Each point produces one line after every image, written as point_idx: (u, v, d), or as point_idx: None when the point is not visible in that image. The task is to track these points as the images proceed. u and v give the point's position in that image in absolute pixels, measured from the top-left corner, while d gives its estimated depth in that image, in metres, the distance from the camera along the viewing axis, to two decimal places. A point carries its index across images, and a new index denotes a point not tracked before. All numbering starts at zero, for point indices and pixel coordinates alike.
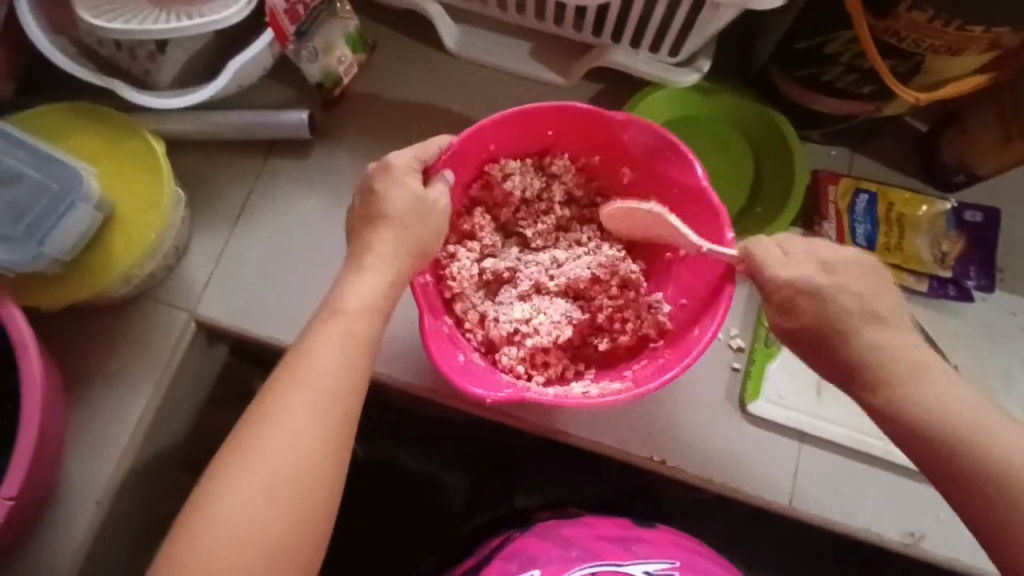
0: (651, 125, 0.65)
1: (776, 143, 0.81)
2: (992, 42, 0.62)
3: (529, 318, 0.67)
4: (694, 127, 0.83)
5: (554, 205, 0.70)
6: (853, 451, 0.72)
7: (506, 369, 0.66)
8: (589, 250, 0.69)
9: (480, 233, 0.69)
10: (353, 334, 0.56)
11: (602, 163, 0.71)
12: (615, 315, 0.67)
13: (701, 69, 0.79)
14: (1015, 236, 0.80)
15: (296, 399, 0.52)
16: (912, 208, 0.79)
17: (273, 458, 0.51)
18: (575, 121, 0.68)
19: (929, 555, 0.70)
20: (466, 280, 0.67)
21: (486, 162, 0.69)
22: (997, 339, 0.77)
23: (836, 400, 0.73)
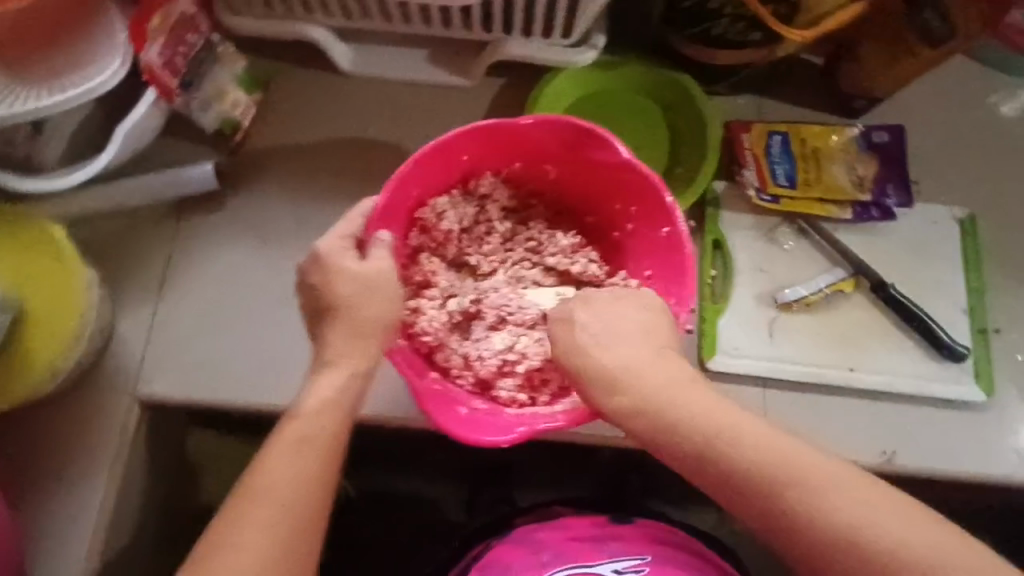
0: (560, 118, 0.63)
1: (684, 101, 0.82)
2: None
3: (512, 346, 0.65)
4: (603, 101, 0.83)
5: (494, 223, 0.70)
6: (815, 385, 0.74)
7: (508, 402, 0.64)
8: (549, 254, 0.70)
9: (435, 278, 0.68)
10: (335, 397, 0.56)
11: (525, 168, 0.69)
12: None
13: (597, 44, 0.78)
14: (922, 147, 0.82)
15: (281, 470, 0.53)
16: (824, 139, 0.81)
17: (258, 532, 0.51)
18: (486, 139, 0.66)
19: (903, 469, 0.71)
20: (439, 329, 0.66)
21: (415, 209, 0.67)
22: (927, 251, 0.78)
23: (788, 339, 0.74)
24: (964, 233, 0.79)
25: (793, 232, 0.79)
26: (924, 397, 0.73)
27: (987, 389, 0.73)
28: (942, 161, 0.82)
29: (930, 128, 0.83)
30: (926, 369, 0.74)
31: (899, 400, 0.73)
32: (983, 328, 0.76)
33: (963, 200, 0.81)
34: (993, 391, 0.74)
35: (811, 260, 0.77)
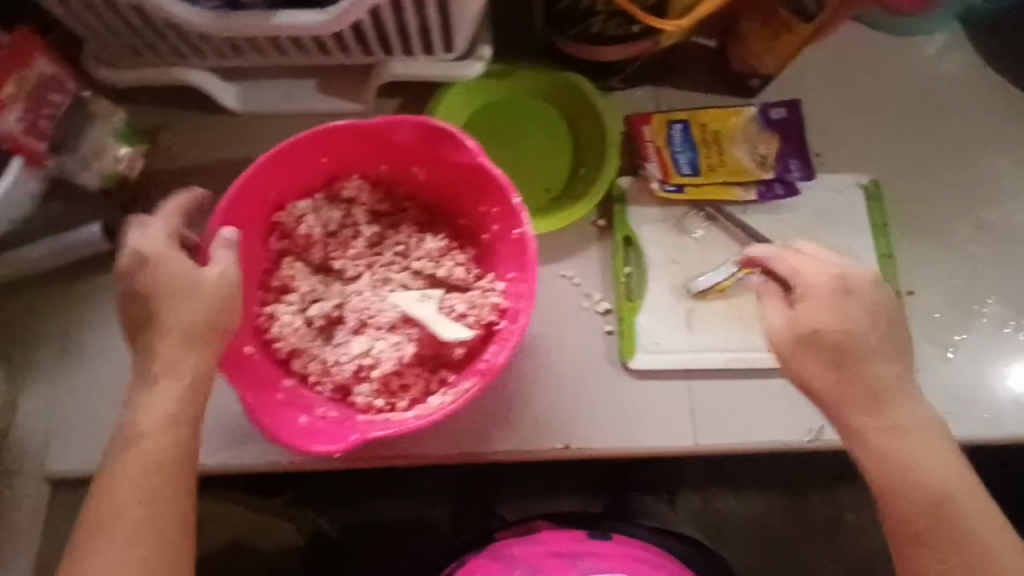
0: (411, 120, 0.64)
1: (579, 100, 0.81)
2: None
3: (368, 351, 0.66)
4: (499, 108, 0.82)
5: (360, 227, 0.70)
6: (738, 371, 0.73)
7: (364, 407, 0.65)
8: (414, 256, 0.70)
9: (294, 282, 0.68)
10: (171, 384, 0.55)
11: (392, 170, 0.70)
12: (453, 314, 0.67)
13: (483, 56, 0.78)
14: (818, 119, 0.83)
15: (133, 469, 0.53)
16: (723, 121, 0.81)
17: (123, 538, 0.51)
18: (343, 144, 0.67)
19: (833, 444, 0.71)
20: (292, 335, 0.66)
21: (274, 212, 0.68)
22: (833, 222, 0.78)
23: (707, 328, 0.74)
24: (869, 198, 0.79)
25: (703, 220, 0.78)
26: None
27: None
28: (839, 130, 0.82)
29: (823, 99, 0.83)
30: None
31: None
32: (898, 290, 0.76)
33: (866, 165, 0.81)
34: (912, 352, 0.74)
35: (721, 245, 0.77)
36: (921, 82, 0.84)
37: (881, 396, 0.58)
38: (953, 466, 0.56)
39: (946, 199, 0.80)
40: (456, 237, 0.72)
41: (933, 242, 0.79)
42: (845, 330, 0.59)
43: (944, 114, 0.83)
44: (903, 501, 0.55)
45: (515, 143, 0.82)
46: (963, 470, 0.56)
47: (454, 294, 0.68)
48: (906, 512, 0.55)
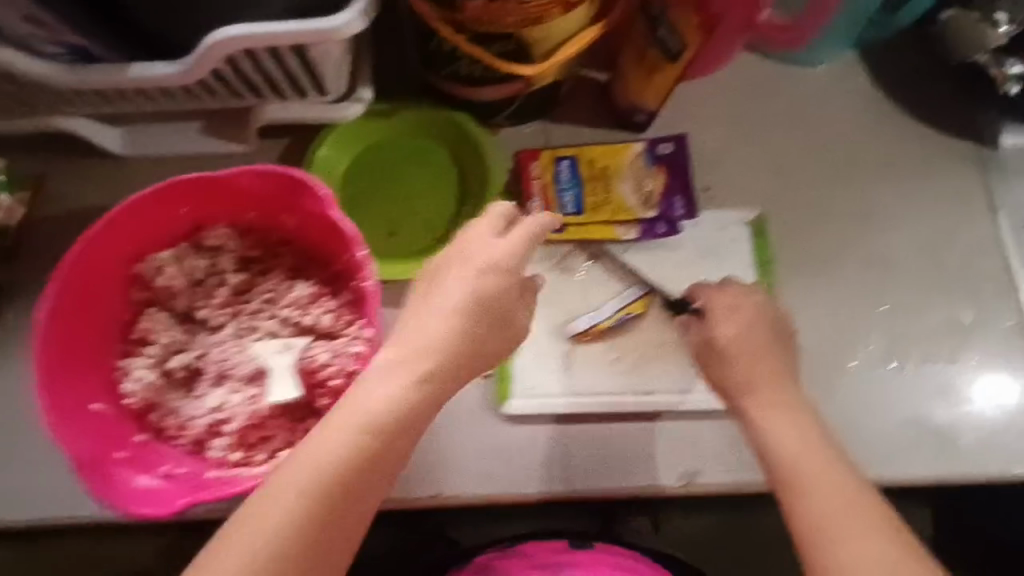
0: (260, 168, 0.64)
1: (466, 140, 0.81)
2: (561, 3, 0.61)
3: (222, 404, 0.66)
4: (387, 146, 0.82)
5: (226, 275, 0.70)
6: (614, 414, 0.73)
7: (219, 461, 0.65)
8: (281, 304, 0.70)
9: (153, 334, 0.68)
10: (423, 389, 0.56)
11: (260, 218, 0.70)
12: (314, 364, 0.67)
13: (363, 97, 0.77)
14: (704, 154, 0.83)
15: (331, 454, 0.52)
16: (611, 157, 0.80)
17: (278, 521, 0.49)
18: (198, 194, 0.67)
19: (708, 488, 0.71)
20: (144, 391, 0.66)
21: (134, 264, 0.68)
22: (715, 260, 0.78)
23: (583, 371, 0.74)
24: (752, 234, 0.79)
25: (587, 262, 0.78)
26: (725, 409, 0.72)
27: None
28: (725, 167, 0.82)
29: (710, 135, 0.83)
30: None
31: (702, 418, 0.72)
32: None
33: (751, 200, 0.81)
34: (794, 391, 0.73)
35: (602, 284, 0.76)
36: (806, 114, 0.84)
37: (766, 400, 0.65)
38: (818, 447, 0.62)
39: (830, 232, 0.80)
40: (325, 284, 0.71)
41: (815, 277, 0.79)
42: (742, 339, 0.68)
43: (829, 146, 0.83)
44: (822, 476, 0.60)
45: (402, 182, 0.82)
46: (828, 447, 0.62)
47: (317, 342, 0.68)
48: (786, 484, 0.60)
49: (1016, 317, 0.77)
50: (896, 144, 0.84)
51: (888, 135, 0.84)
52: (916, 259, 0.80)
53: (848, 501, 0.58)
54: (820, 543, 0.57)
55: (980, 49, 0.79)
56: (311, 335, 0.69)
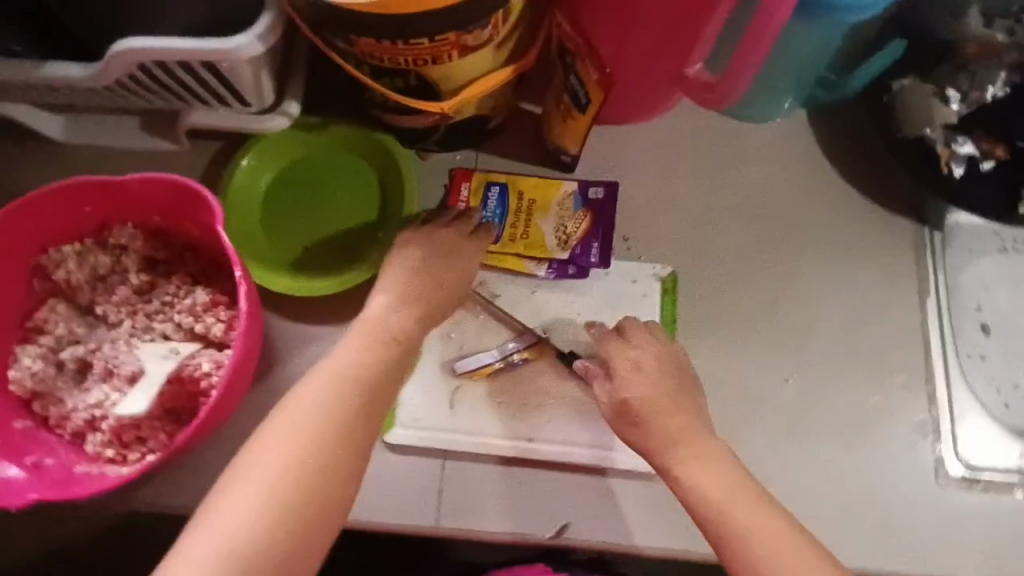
0: (157, 176, 0.66)
1: (390, 161, 0.81)
2: (458, 47, 0.60)
3: (102, 401, 0.68)
4: (311, 159, 0.81)
5: (128, 273, 0.72)
6: (494, 457, 0.72)
7: (95, 455, 0.68)
8: (176, 309, 0.71)
9: (49, 325, 0.70)
10: (382, 358, 0.64)
11: (165, 222, 0.72)
12: (196, 373, 0.68)
13: (288, 111, 0.78)
14: (630, 201, 0.81)
15: (310, 416, 0.59)
16: (543, 192, 0.79)
17: (231, 538, 0.54)
18: (101, 194, 0.69)
19: (576, 543, 0.70)
20: (30, 380, 0.68)
21: (38, 254, 0.70)
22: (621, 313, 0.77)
23: (469, 410, 0.73)
24: (663, 292, 0.77)
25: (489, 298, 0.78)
26: (602, 466, 0.72)
27: None
28: (649, 218, 0.80)
29: (640, 183, 0.81)
30: (604, 435, 0.73)
31: (581, 472, 0.72)
32: None
33: (669, 256, 0.79)
34: None
35: (500, 325, 0.76)
36: (744, 173, 0.81)
37: (686, 446, 0.65)
38: (746, 489, 0.62)
39: (750, 300, 0.77)
40: (222, 294, 0.71)
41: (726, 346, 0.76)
42: (653, 394, 0.67)
43: (762, 209, 0.80)
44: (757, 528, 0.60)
45: (324, 197, 0.81)
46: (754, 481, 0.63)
47: (205, 351, 0.69)
48: (728, 535, 0.61)
49: (926, 411, 0.75)
50: (836, 215, 0.80)
51: (827, 204, 0.80)
52: (835, 338, 0.76)
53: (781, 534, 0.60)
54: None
55: (929, 123, 0.76)
56: (200, 343, 0.70)
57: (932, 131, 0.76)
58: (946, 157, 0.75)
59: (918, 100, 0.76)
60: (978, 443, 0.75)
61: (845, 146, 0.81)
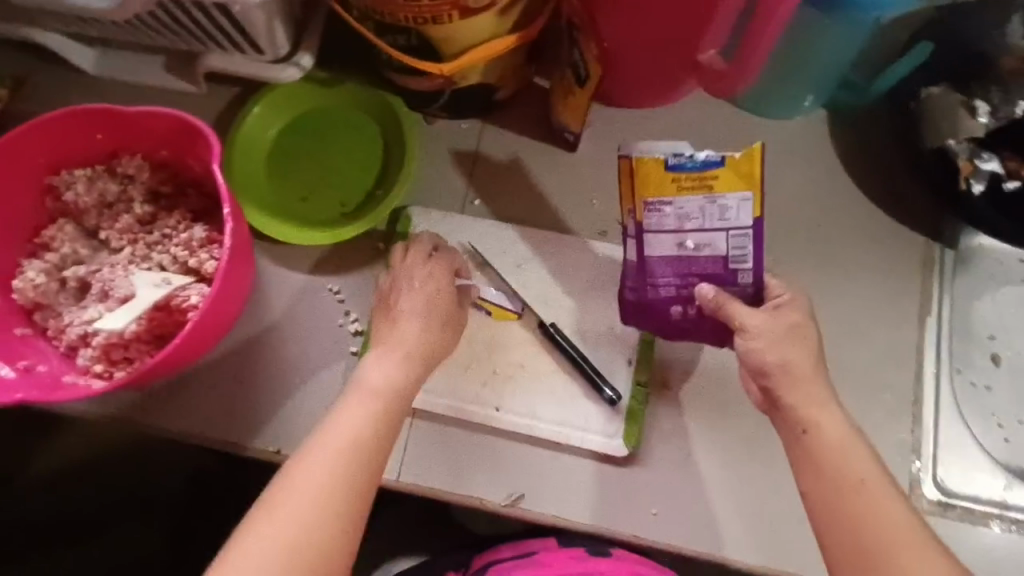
0: (164, 109, 0.70)
1: (396, 122, 0.82)
2: (458, 8, 0.61)
3: (94, 319, 0.71)
4: (321, 115, 0.84)
5: (133, 203, 0.75)
6: (460, 421, 0.73)
7: (85, 369, 0.71)
8: (173, 243, 0.73)
9: (57, 242, 0.74)
10: (373, 413, 0.63)
11: (172, 156, 0.75)
12: (184, 304, 0.70)
13: (299, 63, 0.79)
14: None
15: (326, 474, 0.58)
16: (664, 178, 0.58)
17: (330, 449, 0.60)
18: (114, 122, 0.73)
19: (529, 514, 0.70)
20: (33, 291, 0.72)
21: (51, 175, 0.74)
22: (605, 296, 0.76)
23: (443, 374, 0.74)
24: None
25: (636, 144, 0.59)
26: (567, 446, 0.71)
27: (630, 445, 0.71)
28: None
29: None
30: (571, 414, 0.72)
31: (545, 447, 0.72)
32: (644, 381, 0.73)
33: None
34: (640, 449, 0.71)
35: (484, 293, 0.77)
36: None
37: (806, 412, 0.61)
38: (872, 472, 0.59)
39: None
40: (218, 234, 0.74)
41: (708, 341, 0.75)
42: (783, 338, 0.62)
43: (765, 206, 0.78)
44: (879, 514, 0.57)
45: (328, 151, 0.83)
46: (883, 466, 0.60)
47: (196, 284, 0.71)
48: (853, 497, 0.58)
49: (908, 430, 0.71)
50: (841, 220, 0.77)
51: (835, 208, 0.77)
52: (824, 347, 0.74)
53: (901, 532, 0.57)
54: (870, 564, 0.56)
55: (953, 134, 0.71)
56: (192, 277, 0.72)
57: (957, 143, 0.71)
58: (965, 171, 0.71)
59: (945, 109, 0.71)
60: (959, 473, 0.71)
61: (861, 151, 0.78)
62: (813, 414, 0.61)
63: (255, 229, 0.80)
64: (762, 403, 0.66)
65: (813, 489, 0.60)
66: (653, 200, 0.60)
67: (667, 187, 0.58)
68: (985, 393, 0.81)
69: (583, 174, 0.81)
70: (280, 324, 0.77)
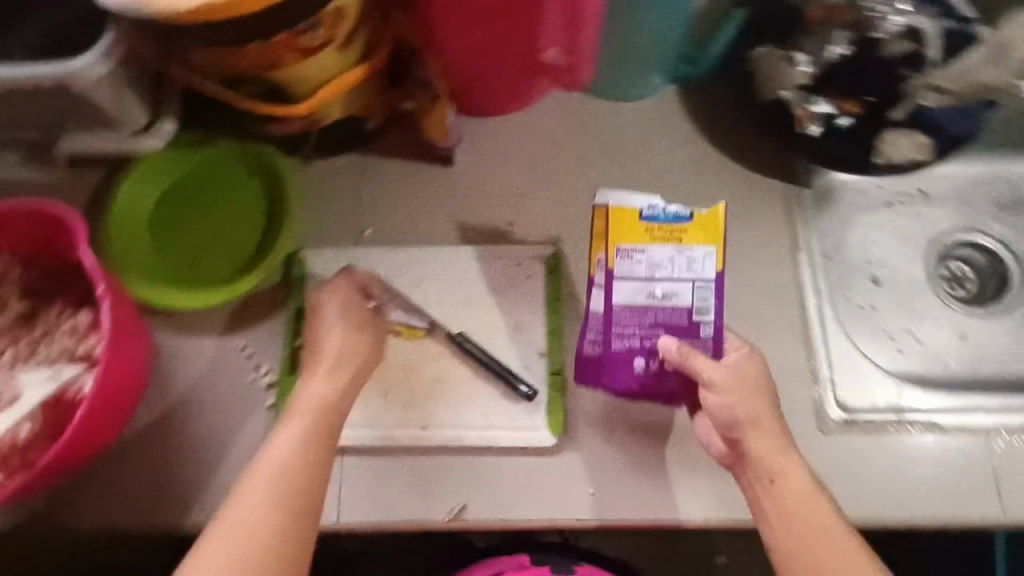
0: (19, 200, 0.69)
1: (272, 171, 0.82)
2: (296, 51, 0.63)
3: None
4: (195, 178, 0.83)
5: (9, 303, 0.73)
6: (389, 448, 0.72)
7: None
8: (58, 334, 0.71)
9: None
10: (310, 429, 0.64)
11: (41, 248, 0.73)
12: (78, 394, 0.68)
13: (165, 130, 0.80)
14: (508, 185, 0.83)
15: (268, 494, 0.59)
16: (636, 225, 0.63)
17: (269, 468, 0.61)
18: None
19: (474, 524, 0.70)
20: None
21: None
22: (507, 296, 0.77)
23: (364, 407, 0.74)
24: (547, 271, 0.78)
25: (607, 194, 0.64)
26: (498, 449, 0.72)
27: (558, 433, 0.72)
28: (529, 201, 0.82)
29: (517, 167, 0.83)
30: (496, 417, 0.73)
31: (478, 455, 0.72)
32: (558, 368, 0.75)
33: (549, 236, 0.80)
34: (568, 435, 0.72)
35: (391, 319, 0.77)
36: (616, 146, 0.84)
37: (776, 458, 0.62)
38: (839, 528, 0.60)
39: None
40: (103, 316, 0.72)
41: None
42: (741, 401, 0.64)
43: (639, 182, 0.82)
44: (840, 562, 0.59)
45: (209, 212, 0.82)
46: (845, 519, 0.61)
47: (87, 371, 0.69)
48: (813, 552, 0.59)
49: (807, 361, 0.76)
50: (710, 181, 0.82)
51: (702, 170, 0.82)
52: None
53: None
54: None
55: (783, 87, 0.77)
56: (82, 365, 0.69)
57: (792, 94, 0.77)
58: (802, 119, 0.78)
59: (773, 66, 0.77)
60: (850, 387, 0.77)
61: (714, 114, 0.84)
62: (774, 464, 0.62)
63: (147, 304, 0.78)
64: (728, 458, 0.67)
65: (777, 542, 0.61)
66: (625, 246, 0.63)
67: (640, 236, 0.63)
68: (875, 313, 0.88)
69: (464, 185, 0.83)
70: (190, 393, 0.76)
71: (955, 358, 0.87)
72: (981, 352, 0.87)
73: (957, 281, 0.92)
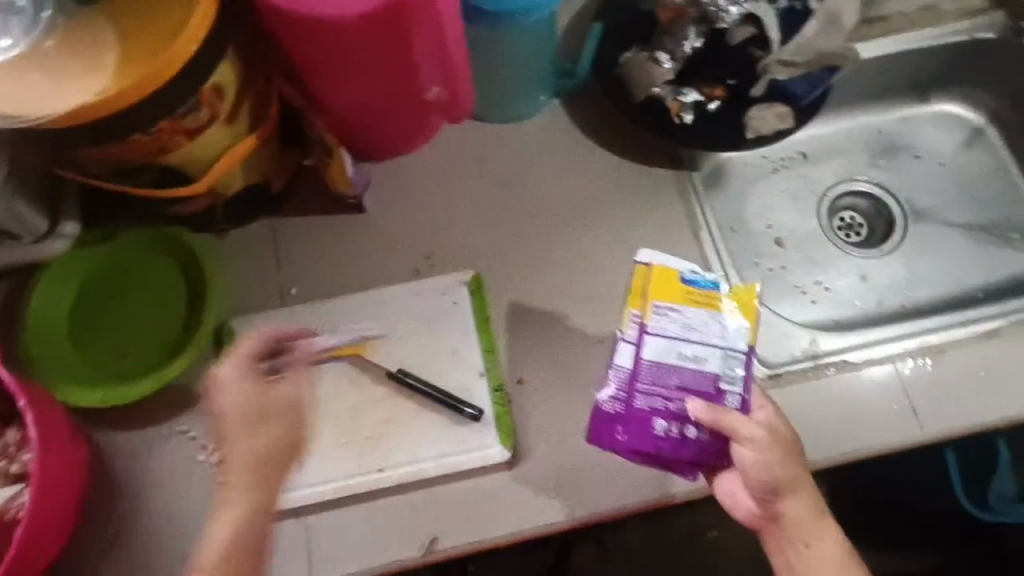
0: None
1: (185, 249, 0.82)
2: (179, 133, 0.65)
3: None
4: (107, 271, 0.82)
5: None
6: (349, 497, 0.73)
7: None
8: None
9: None
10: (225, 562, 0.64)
11: None
12: (18, 512, 0.66)
13: (68, 231, 0.80)
14: (420, 220, 0.87)
15: None
16: (669, 285, 0.71)
17: None
18: None
19: (446, 553, 0.71)
20: None
21: None
22: (439, 326, 0.80)
23: (317, 462, 0.74)
24: (472, 294, 0.81)
25: (653, 259, 0.73)
26: (455, 474, 0.73)
27: (510, 446, 0.74)
28: (443, 232, 0.86)
29: (425, 201, 0.87)
30: (449, 444, 0.74)
31: (437, 485, 0.73)
32: (500, 384, 0.77)
33: (468, 261, 0.84)
34: (521, 445, 0.75)
35: (330, 370, 0.78)
36: (515, 165, 0.88)
37: (811, 527, 0.64)
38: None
39: (553, 279, 0.83)
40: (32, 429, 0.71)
41: (544, 326, 0.81)
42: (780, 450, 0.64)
43: (543, 195, 0.87)
44: None
45: (128, 302, 0.81)
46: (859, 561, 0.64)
47: (26, 487, 0.68)
48: None
49: None
50: (608, 181, 0.87)
51: (598, 174, 0.87)
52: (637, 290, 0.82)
53: None
54: None
55: (653, 84, 0.84)
56: (19, 482, 0.68)
57: (661, 90, 0.84)
58: (675, 111, 0.84)
59: (638, 67, 0.85)
60: (770, 343, 0.82)
61: (599, 118, 0.89)
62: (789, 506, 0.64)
63: (79, 407, 0.77)
64: (757, 523, 0.67)
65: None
66: (663, 304, 0.70)
67: (678, 296, 0.71)
68: (782, 272, 0.95)
69: (379, 228, 0.86)
70: (140, 485, 0.75)
71: (861, 299, 0.94)
72: (882, 288, 0.95)
73: (850, 228, 1.00)
